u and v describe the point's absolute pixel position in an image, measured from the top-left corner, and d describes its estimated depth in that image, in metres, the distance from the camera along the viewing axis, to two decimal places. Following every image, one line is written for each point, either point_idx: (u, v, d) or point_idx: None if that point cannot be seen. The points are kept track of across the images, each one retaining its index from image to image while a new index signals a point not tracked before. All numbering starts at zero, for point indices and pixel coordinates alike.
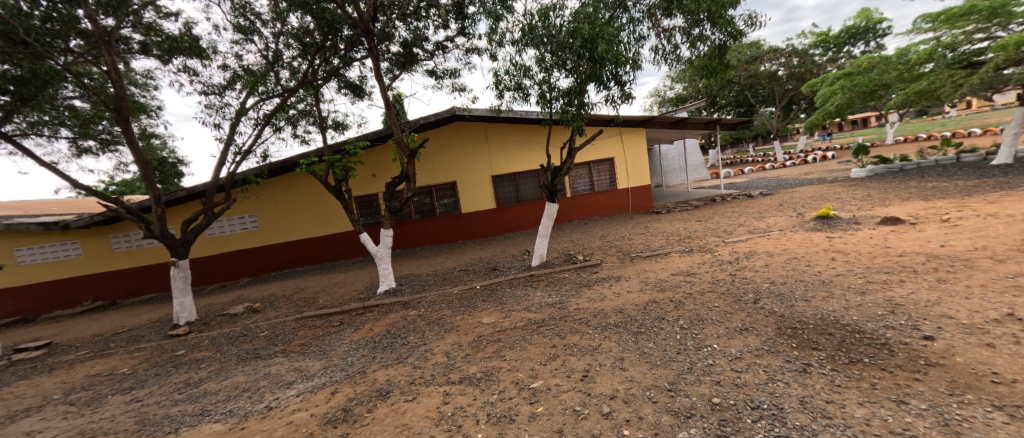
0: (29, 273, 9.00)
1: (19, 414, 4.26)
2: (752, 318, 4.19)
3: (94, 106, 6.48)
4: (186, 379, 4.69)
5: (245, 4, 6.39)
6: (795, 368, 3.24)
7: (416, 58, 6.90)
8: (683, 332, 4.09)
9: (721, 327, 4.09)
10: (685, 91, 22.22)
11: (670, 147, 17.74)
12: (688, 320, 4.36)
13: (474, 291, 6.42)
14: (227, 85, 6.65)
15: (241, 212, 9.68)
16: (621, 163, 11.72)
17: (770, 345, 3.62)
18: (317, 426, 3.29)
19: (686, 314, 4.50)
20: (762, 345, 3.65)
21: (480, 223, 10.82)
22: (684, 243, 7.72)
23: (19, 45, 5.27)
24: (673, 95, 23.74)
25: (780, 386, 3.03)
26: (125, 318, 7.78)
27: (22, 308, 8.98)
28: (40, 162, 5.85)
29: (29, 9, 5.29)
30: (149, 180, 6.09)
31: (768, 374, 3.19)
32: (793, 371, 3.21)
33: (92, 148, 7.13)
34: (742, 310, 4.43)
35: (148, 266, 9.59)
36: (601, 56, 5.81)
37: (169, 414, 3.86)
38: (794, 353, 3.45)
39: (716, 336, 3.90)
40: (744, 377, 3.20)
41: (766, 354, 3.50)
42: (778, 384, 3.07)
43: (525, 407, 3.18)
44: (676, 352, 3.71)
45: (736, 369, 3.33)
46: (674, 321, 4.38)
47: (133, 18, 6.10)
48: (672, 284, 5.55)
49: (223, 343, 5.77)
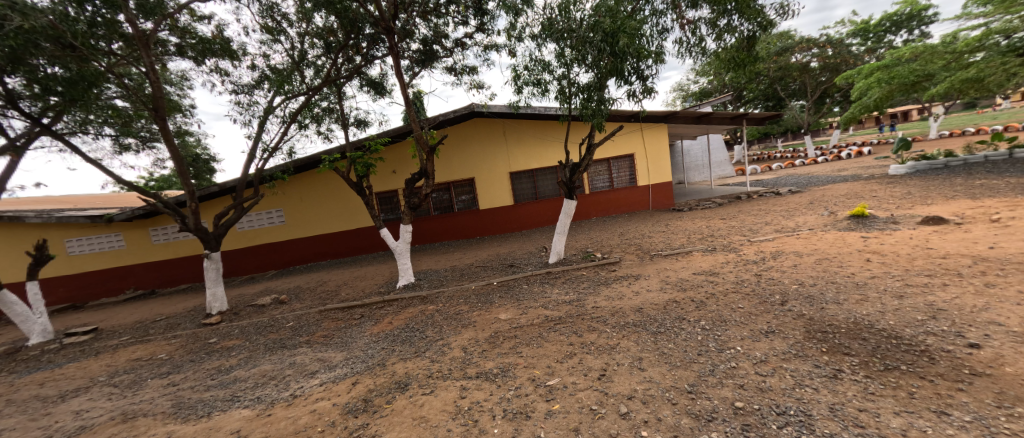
0: (78, 263, 9.64)
1: (69, 394, 4.58)
2: (779, 320, 4.04)
3: (134, 105, 6.81)
4: (218, 366, 4.93)
5: (273, 5, 6.58)
6: (824, 373, 3.11)
7: (436, 54, 6.94)
8: (705, 333, 4.00)
9: (745, 329, 3.97)
10: (710, 85, 21.53)
11: (691, 142, 17.53)
12: (711, 321, 4.24)
13: (491, 287, 6.45)
14: (255, 84, 6.86)
15: (267, 207, 10.03)
16: (641, 159, 11.46)
17: (798, 350, 3.48)
18: (339, 415, 3.40)
19: (708, 315, 4.39)
20: (789, 348, 3.52)
21: (499, 219, 10.86)
22: (707, 241, 7.52)
23: (67, 48, 5.59)
24: (697, 89, 23.08)
25: (808, 392, 2.92)
26: (163, 307, 8.22)
27: (71, 295, 9.64)
28: (87, 159, 6.20)
29: (75, 15, 5.60)
30: (185, 176, 6.34)
31: (796, 380, 3.07)
32: (822, 376, 3.08)
33: (133, 145, 7.50)
34: (768, 311, 4.28)
35: (182, 258, 10.07)
36: (623, 51, 5.71)
37: (202, 399, 4.07)
38: (824, 358, 3.31)
39: (741, 339, 3.79)
40: (769, 381, 3.10)
41: (794, 358, 3.37)
42: (806, 389, 2.95)
43: (541, 404, 3.19)
44: (697, 354, 3.62)
45: (761, 374, 3.21)
46: (695, 321, 4.28)
47: (168, 21, 6.40)
48: (694, 284, 5.41)
49: (251, 332, 6.02)
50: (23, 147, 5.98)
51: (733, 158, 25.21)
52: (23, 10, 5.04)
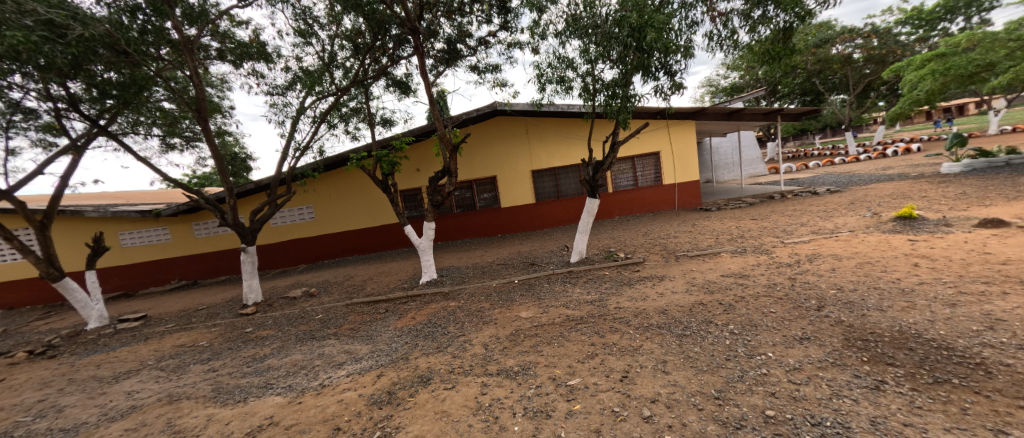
0: (130, 254, 10.38)
1: (122, 376, 4.96)
2: (814, 327, 3.85)
3: (179, 107, 7.25)
4: (254, 354, 5.20)
5: (305, 9, 6.84)
6: (864, 384, 2.94)
7: (460, 53, 7.01)
8: (733, 338, 3.86)
9: (777, 334, 3.81)
10: (742, 79, 20.69)
11: (722, 139, 16.94)
12: (740, 325, 4.09)
13: (512, 285, 6.47)
14: (288, 86, 7.15)
15: (299, 204, 10.45)
16: (667, 157, 11.16)
17: (835, 358, 3.31)
18: (364, 406, 3.51)
19: (737, 319, 4.23)
20: (825, 356, 3.35)
21: (521, 217, 10.87)
22: (737, 242, 7.24)
23: (122, 55, 6.02)
24: (728, 84, 22.23)
25: (846, 403, 2.77)
26: (205, 297, 8.74)
27: (124, 283, 10.39)
28: (137, 158, 6.66)
29: (129, 23, 6.03)
30: (224, 174, 6.69)
31: (832, 390, 2.92)
32: (862, 387, 2.91)
33: (178, 145, 7.99)
34: (803, 317, 4.08)
35: (222, 251, 10.66)
36: (650, 46, 5.57)
37: (239, 385, 4.30)
38: (865, 367, 3.13)
39: (772, 345, 3.64)
40: (803, 390, 2.96)
41: (831, 367, 3.20)
42: (844, 400, 2.80)
43: (562, 404, 3.18)
44: (725, 359, 3.50)
45: (795, 382, 3.07)
46: (723, 325, 4.13)
47: (210, 27, 6.77)
48: (722, 287, 5.22)
49: (284, 323, 6.31)
50: (83, 146, 6.49)
51: (767, 156, 24.14)
52: (84, 20, 5.47)
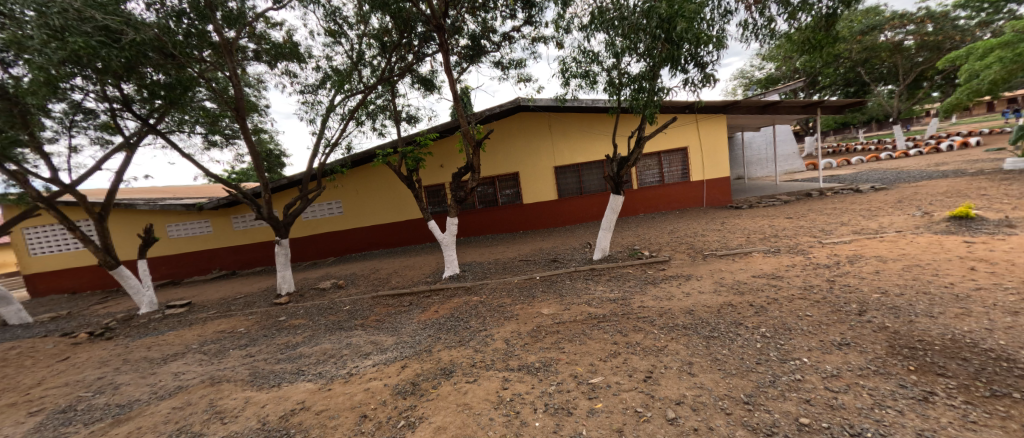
0: (176, 244, 11.10)
1: (170, 358, 5.33)
2: (854, 332, 3.64)
3: (220, 106, 7.65)
4: (287, 341, 5.46)
5: (335, 9, 7.04)
6: (910, 395, 2.76)
7: (484, 49, 7.02)
8: (765, 341, 3.71)
9: (813, 339, 3.63)
10: (778, 71, 19.68)
11: (755, 134, 16.23)
12: (772, 328, 3.92)
13: (534, 282, 6.47)
14: (319, 84, 7.40)
15: (328, 199, 10.83)
16: (695, 153, 10.78)
17: (878, 366, 3.12)
18: (389, 396, 3.62)
19: (768, 322, 4.05)
20: (867, 364, 3.16)
21: (544, 214, 10.83)
22: (770, 242, 6.93)
23: (169, 57, 6.42)
24: (762, 76, 21.21)
25: (890, 414, 2.61)
26: (243, 286, 9.23)
27: (171, 272, 11.14)
28: (182, 154, 7.09)
29: (175, 27, 6.41)
30: (260, 169, 7.01)
31: (874, 399, 2.76)
32: (908, 398, 2.73)
33: (218, 142, 8.44)
34: (842, 322, 3.86)
35: (258, 243, 11.23)
36: (680, 37, 5.37)
37: (273, 370, 4.54)
38: (912, 377, 2.93)
39: (807, 349, 3.47)
40: (842, 399, 2.81)
41: (873, 375, 3.02)
42: (887, 411, 2.64)
43: (583, 402, 3.16)
44: (756, 362, 3.37)
45: (832, 390, 2.92)
46: (754, 328, 3.97)
47: (248, 29, 7.09)
48: (753, 288, 5.02)
49: (314, 313, 6.59)
50: (135, 143, 6.97)
51: (804, 152, 22.93)
52: (136, 25, 5.85)
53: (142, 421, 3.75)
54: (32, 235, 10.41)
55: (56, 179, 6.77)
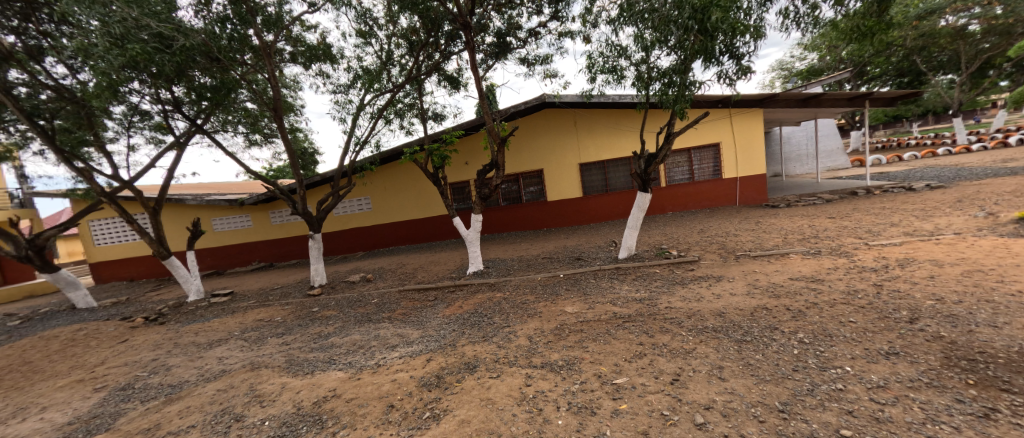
0: (220, 237, 11.81)
1: (214, 343, 5.70)
2: (904, 341, 3.40)
3: (260, 107, 8.06)
4: (319, 331, 5.70)
5: (366, 10, 7.23)
6: (969, 411, 2.54)
7: (510, 46, 7.01)
8: (802, 347, 3.52)
9: (857, 347, 3.41)
10: (822, 61, 18.52)
11: (794, 129, 15.36)
12: (810, 334, 3.72)
13: (558, 279, 6.43)
14: (350, 84, 7.63)
15: (358, 195, 11.18)
16: (729, 149, 10.33)
17: (931, 378, 2.89)
18: (415, 387, 3.71)
19: (807, 327, 3.84)
20: (919, 375, 2.94)
21: (569, 211, 10.71)
22: (809, 242, 6.55)
23: (215, 61, 6.83)
24: (804, 67, 20.02)
25: (944, 430, 2.42)
26: (280, 278, 9.73)
27: (216, 263, 11.87)
28: (226, 152, 7.52)
29: (220, 33, 6.79)
30: (296, 166, 7.32)
31: (927, 414, 2.56)
32: (966, 414, 2.52)
33: (258, 141, 8.88)
34: (890, 329, 3.60)
35: (293, 237, 11.78)
36: (714, 27, 5.16)
37: (307, 358, 4.76)
38: (971, 391, 2.70)
39: (850, 358, 3.27)
40: (889, 411, 2.63)
41: (925, 388, 2.81)
42: (941, 427, 2.45)
43: (607, 402, 3.12)
44: (792, 369, 3.21)
45: (878, 402, 2.74)
46: (791, 333, 3.78)
47: (285, 32, 7.41)
48: (789, 291, 4.76)
49: (345, 305, 6.84)
50: (185, 142, 7.45)
51: (849, 147, 21.49)
52: (185, 31, 6.23)
53: (191, 401, 4.03)
54: (96, 227, 11.38)
55: (117, 175, 7.36)
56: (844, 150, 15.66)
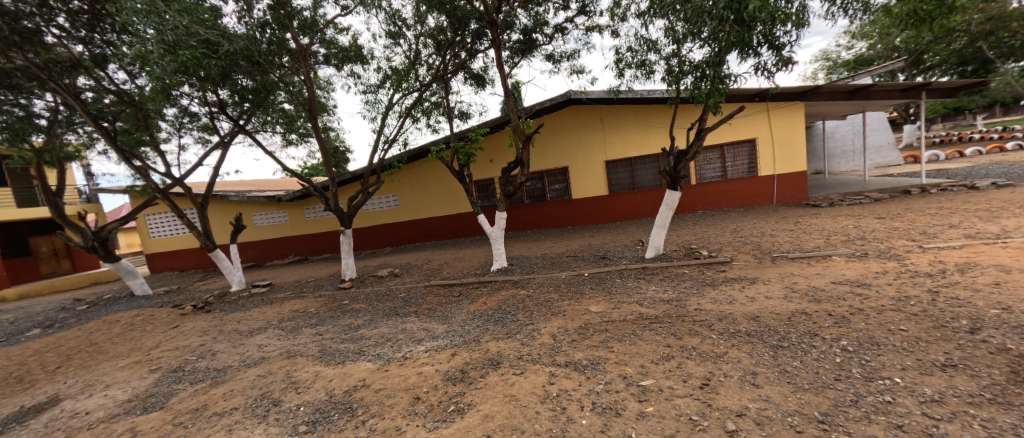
0: (259, 232, 12.48)
1: (255, 331, 6.04)
2: (962, 353, 3.13)
3: (296, 107, 8.42)
4: (350, 323, 5.92)
5: (395, 12, 7.38)
6: None
7: (536, 43, 6.97)
8: (844, 355, 3.31)
9: (907, 357, 3.17)
10: (873, 50, 17.24)
11: (839, 123, 14.42)
12: (855, 342, 3.49)
13: (583, 278, 6.35)
14: (380, 84, 7.83)
15: (386, 192, 11.48)
16: (765, 145, 9.83)
17: (995, 394, 2.65)
18: (440, 381, 3.78)
19: (850, 334, 3.61)
20: (980, 390, 2.70)
21: (594, 209, 10.55)
22: (854, 244, 6.14)
23: (256, 65, 7.19)
24: (852, 57, 18.72)
25: None
26: (314, 271, 10.17)
27: (256, 256, 12.57)
28: (265, 151, 7.92)
29: (260, 38, 7.14)
30: (328, 165, 7.61)
31: (990, 433, 2.35)
32: None
33: (294, 140, 9.29)
34: (946, 340, 3.33)
35: (327, 232, 12.27)
36: (752, 17, 4.91)
37: (338, 349, 4.96)
38: None
39: (899, 368, 3.05)
40: (945, 428, 2.43)
41: (988, 404, 2.58)
42: None
43: (633, 404, 3.06)
44: (833, 378, 3.03)
45: (933, 417, 2.54)
46: (832, 340, 3.56)
47: (319, 35, 7.69)
48: (831, 296, 4.47)
49: (374, 298, 7.07)
50: (229, 142, 7.92)
51: (903, 142, 19.91)
52: (230, 37, 6.59)
53: (234, 384, 4.29)
54: (152, 220, 12.32)
55: (169, 173, 7.93)
56: (896, 145, 14.55)
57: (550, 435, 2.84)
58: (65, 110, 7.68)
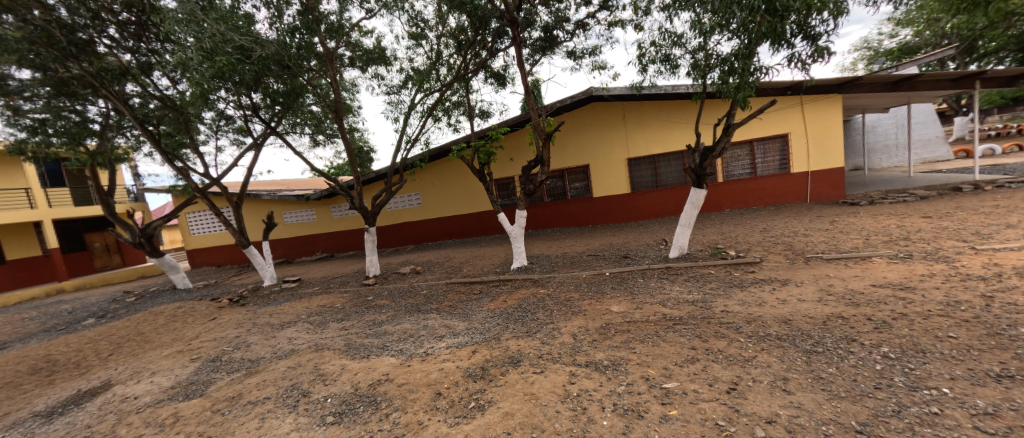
0: (289, 229, 12.98)
1: (285, 324, 6.30)
2: (1020, 364, 2.89)
3: (323, 109, 8.69)
4: (374, 319, 6.07)
5: (417, 13, 7.49)
6: None
7: (557, 40, 6.90)
8: (885, 362, 3.12)
9: (957, 366, 2.96)
10: (920, 37, 16.08)
11: (880, 116, 13.59)
12: (897, 349, 3.28)
13: (604, 278, 6.26)
14: (402, 85, 7.97)
15: (409, 191, 11.69)
16: (798, 140, 9.37)
17: None
18: (461, 377, 3.82)
19: (891, 340, 3.40)
20: None
21: (616, 208, 10.37)
22: (897, 245, 5.76)
23: (285, 69, 7.47)
24: (896, 45, 17.54)
25: None
26: (340, 267, 10.49)
27: (286, 253, 13.08)
28: (295, 152, 8.23)
29: (290, 42, 7.41)
30: (353, 164, 7.82)
31: None
32: None
33: (322, 141, 9.60)
34: (1003, 350, 3.07)
35: (352, 230, 12.62)
36: (785, 5, 4.68)
37: (363, 343, 5.10)
38: None
39: (948, 378, 2.84)
40: None
41: None
42: None
43: (656, 406, 2.99)
44: (873, 387, 2.86)
45: (986, 431, 2.36)
46: (871, 346, 3.36)
47: (345, 38, 7.90)
48: (871, 300, 4.21)
49: (396, 295, 7.22)
50: (261, 143, 8.26)
51: (954, 136, 18.51)
52: (262, 43, 6.88)
53: (267, 375, 4.49)
54: (192, 218, 13.03)
55: (207, 174, 8.36)
56: (946, 139, 13.57)
57: (571, 434, 2.81)
58: (115, 115, 8.20)
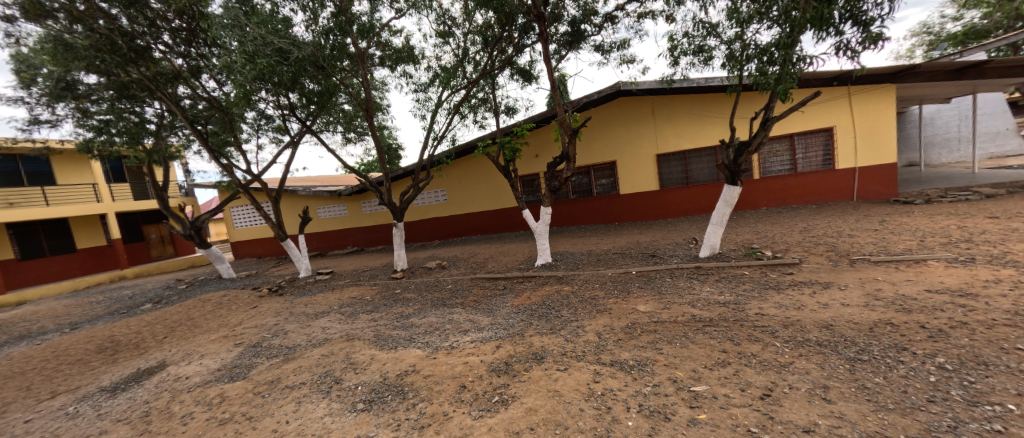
0: (323, 224, 13.52)
1: (320, 314, 6.59)
2: None
3: (354, 107, 8.96)
4: (401, 312, 6.24)
5: (445, 11, 7.55)
6: None
7: (584, 34, 6.76)
8: (940, 374, 2.88)
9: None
10: (991, 19, 14.55)
11: (940, 108, 12.48)
12: (952, 360, 3.01)
13: (630, 276, 6.13)
14: (429, 82, 8.07)
15: (435, 187, 11.89)
16: (844, 134, 8.76)
17: None
18: (485, 371, 3.86)
19: (946, 350, 3.13)
20: None
21: (644, 205, 10.10)
22: (957, 247, 5.28)
23: (320, 69, 7.74)
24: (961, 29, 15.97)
25: None
26: (370, 261, 10.83)
27: (320, 246, 13.64)
28: (328, 149, 8.53)
29: (324, 43, 7.67)
30: (382, 161, 8.01)
31: None
32: None
33: (353, 138, 9.91)
34: None
35: (382, 225, 12.99)
36: None
37: (391, 335, 5.25)
38: None
39: (1015, 394, 2.59)
40: None
41: None
42: None
43: (683, 409, 2.90)
44: (926, 400, 2.65)
45: None
46: (923, 356, 3.11)
47: (376, 38, 8.08)
48: (925, 306, 3.89)
49: (423, 288, 7.38)
50: (297, 141, 8.63)
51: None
52: (299, 45, 7.17)
53: (302, 361, 4.71)
54: (236, 212, 13.85)
55: (249, 170, 8.84)
56: (1019, 131, 12.28)
57: (595, 434, 2.79)
58: (168, 115, 8.80)
